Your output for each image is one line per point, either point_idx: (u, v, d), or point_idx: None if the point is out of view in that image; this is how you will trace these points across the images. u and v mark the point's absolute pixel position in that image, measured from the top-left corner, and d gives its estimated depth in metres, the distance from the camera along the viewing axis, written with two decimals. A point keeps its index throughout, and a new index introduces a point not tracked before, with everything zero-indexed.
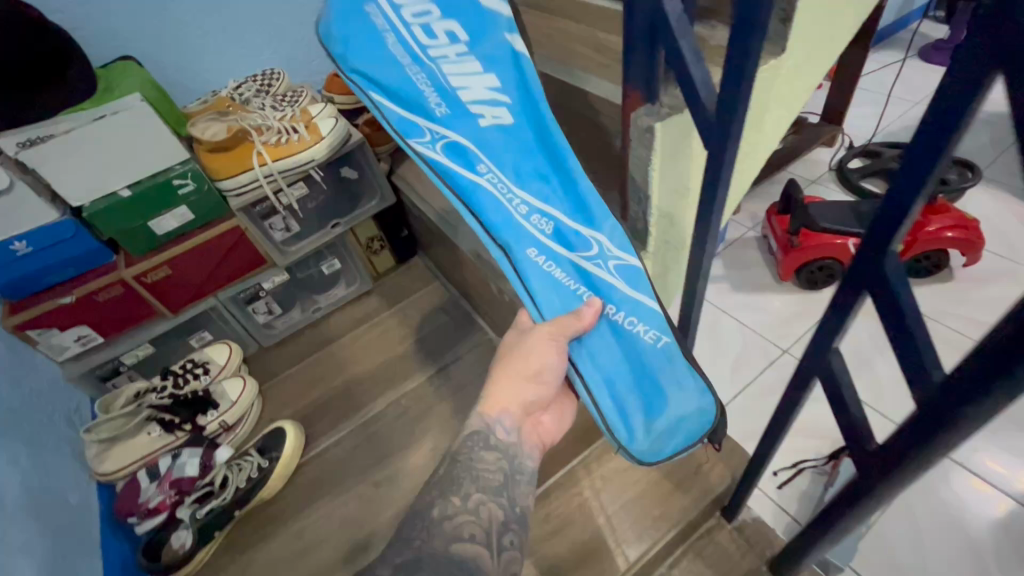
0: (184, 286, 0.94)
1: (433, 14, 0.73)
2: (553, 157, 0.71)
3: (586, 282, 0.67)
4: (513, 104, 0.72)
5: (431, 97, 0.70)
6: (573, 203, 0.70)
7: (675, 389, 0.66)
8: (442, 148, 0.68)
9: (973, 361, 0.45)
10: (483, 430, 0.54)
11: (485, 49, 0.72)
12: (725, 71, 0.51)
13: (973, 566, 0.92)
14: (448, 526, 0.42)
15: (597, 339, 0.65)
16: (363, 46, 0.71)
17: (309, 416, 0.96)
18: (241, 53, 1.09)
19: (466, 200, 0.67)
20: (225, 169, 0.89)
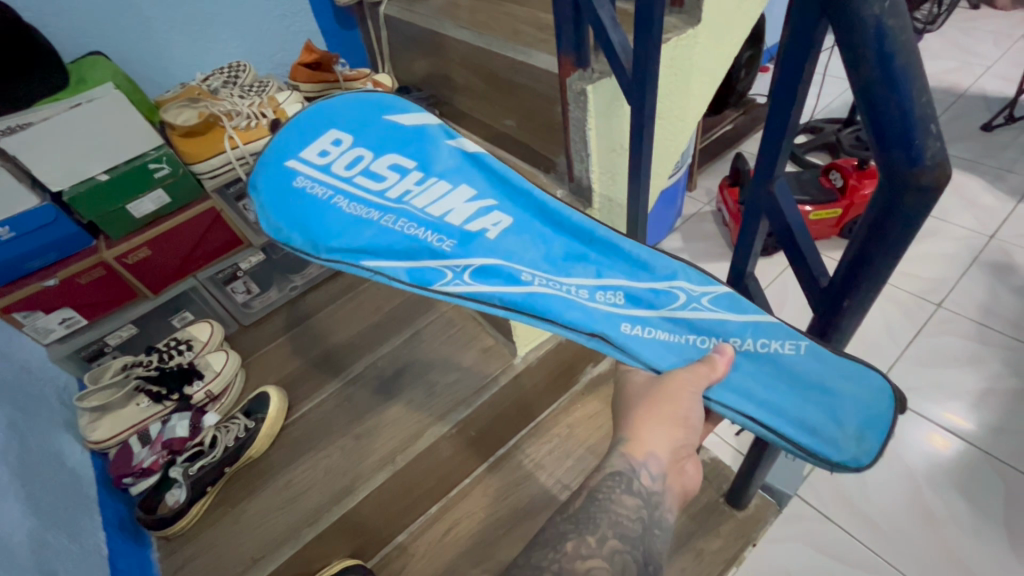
0: (164, 267, 0.99)
1: (367, 157, 0.71)
2: (575, 236, 0.72)
3: (688, 329, 0.65)
4: (499, 205, 0.72)
5: (429, 236, 0.66)
6: (629, 265, 0.69)
7: (845, 383, 0.62)
8: (472, 275, 0.65)
9: (846, 259, 0.54)
10: (627, 471, 0.62)
11: (438, 166, 0.73)
12: (636, 33, 0.60)
13: (912, 492, 1.20)
14: (581, 564, 0.55)
15: (742, 377, 0.63)
16: (328, 224, 0.66)
17: (290, 383, 1.02)
18: (205, 46, 1.14)
19: (539, 314, 0.63)
20: (197, 152, 0.94)
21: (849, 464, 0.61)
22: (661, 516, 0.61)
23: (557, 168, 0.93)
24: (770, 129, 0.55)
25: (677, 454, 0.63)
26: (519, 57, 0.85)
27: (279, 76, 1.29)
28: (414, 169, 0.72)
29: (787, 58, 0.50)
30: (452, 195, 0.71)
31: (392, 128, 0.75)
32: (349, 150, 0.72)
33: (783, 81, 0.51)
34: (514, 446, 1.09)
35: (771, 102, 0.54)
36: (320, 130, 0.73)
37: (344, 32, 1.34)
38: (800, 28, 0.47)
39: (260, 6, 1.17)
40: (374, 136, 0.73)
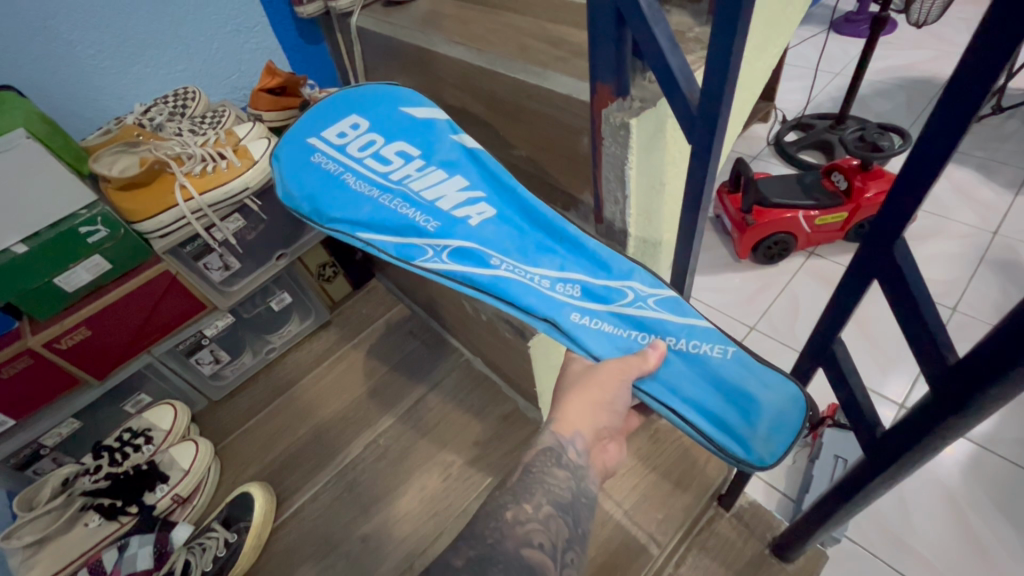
0: (109, 347, 0.81)
1: (378, 141, 0.77)
2: (551, 232, 0.69)
3: (633, 325, 0.63)
4: (490, 198, 0.71)
5: (416, 215, 0.69)
6: (591, 263, 0.67)
7: (763, 389, 0.60)
8: (449, 255, 0.66)
9: (985, 345, 0.44)
10: (556, 446, 0.54)
11: (440, 155, 0.74)
12: (710, 62, 0.48)
13: (952, 511, 1.06)
14: (519, 531, 0.46)
15: (670, 372, 0.61)
16: (332, 196, 0.72)
17: (275, 472, 0.86)
18: (145, 72, 0.96)
19: (500, 294, 0.63)
20: (142, 208, 0.76)
21: (754, 465, 0.58)
22: (590, 485, 0.53)
23: (581, 206, 0.81)
24: (904, 178, 0.44)
25: (601, 435, 0.57)
26: (533, 79, 0.71)
27: (237, 101, 1.11)
28: (419, 155, 0.74)
29: (947, 96, 0.38)
30: (447, 183, 0.72)
31: (407, 120, 0.78)
32: (365, 134, 0.78)
33: (936, 122, 0.40)
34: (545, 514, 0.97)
35: (914, 148, 0.42)
36: (342, 115, 0.81)
37: (310, 47, 1.17)
38: (982, 62, 0.36)
39: (208, 21, 0.99)
40: (388, 124, 0.78)
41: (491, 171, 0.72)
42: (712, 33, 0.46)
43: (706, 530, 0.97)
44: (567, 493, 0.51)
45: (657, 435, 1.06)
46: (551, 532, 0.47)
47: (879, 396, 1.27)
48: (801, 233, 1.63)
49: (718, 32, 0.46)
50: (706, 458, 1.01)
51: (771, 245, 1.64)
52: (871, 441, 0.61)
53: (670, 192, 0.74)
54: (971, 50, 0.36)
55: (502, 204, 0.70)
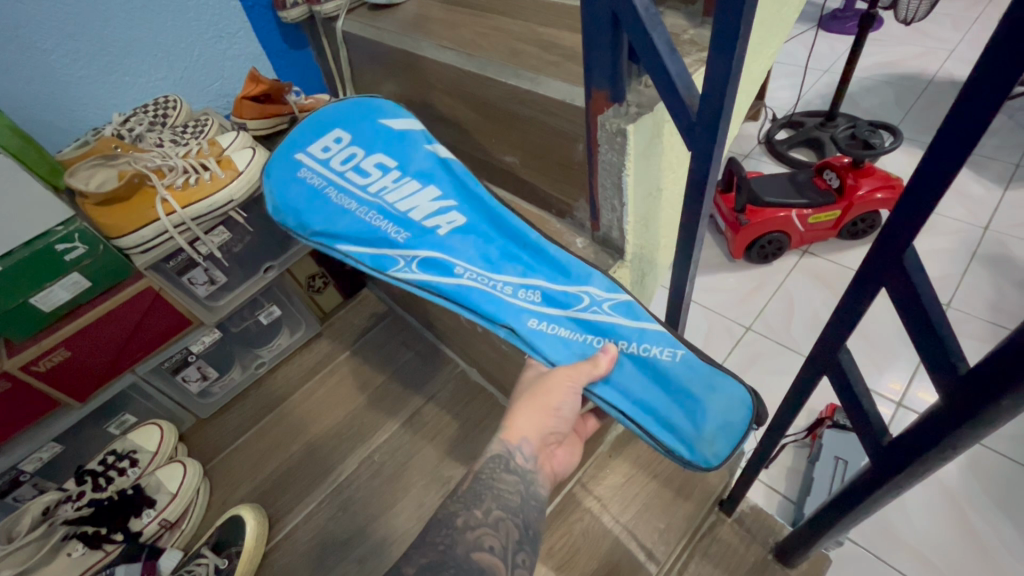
0: (90, 369, 0.78)
1: (358, 154, 0.75)
2: (512, 237, 0.69)
3: (588, 329, 0.62)
4: (460, 206, 0.70)
5: (389, 227, 0.68)
6: (551, 269, 0.67)
7: (711, 392, 0.59)
8: (419, 265, 0.65)
9: (995, 356, 0.43)
10: (504, 453, 0.51)
11: (415, 166, 0.73)
12: (710, 67, 0.46)
13: (954, 511, 1.05)
14: (470, 536, 0.44)
15: (623, 375, 0.60)
16: (312, 209, 0.70)
17: (266, 493, 0.83)
18: (123, 81, 0.93)
19: (465, 304, 0.62)
20: (121, 223, 0.73)
21: (701, 467, 0.57)
22: (539, 489, 0.51)
23: (575, 213, 0.79)
24: (920, 181, 0.43)
25: (547, 441, 0.54)
26: (525, 84, 0.69)
27: (219, 109, 1.08)
28: (395, 167, 0.73)
29: (966, 98, 0.37)
30: (420, 193, 0.71)
31: (384, 132, 0.77)
32: (346, 147, 0.76)
33: (953, 124, 0.38)
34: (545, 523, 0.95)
35: (929, 152, 0.41)
36: (324, 129, 0.78)
37: (294, 52, 1.14)
38: (1003, 63, 0.34)
39: (188, 28, 0.96)
40: (367, 135, 0.76)
41: (463, 180, 0.72)
42: (713, 38, 0.44)
43: (708, 536, 0.95)
44: (516, 495, 0.49)
45: None
46: (504, 534, 0.46)
47: (881, 397, 1.25)
48: (794, 232, 1.63)
49: (718, 35, 0.44)
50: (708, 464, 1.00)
51: (765, 244, 1.64)
52: (877, 450, 0.59)
53: (667, 198, 0.74)
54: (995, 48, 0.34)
55: (470, 211, 0.70)
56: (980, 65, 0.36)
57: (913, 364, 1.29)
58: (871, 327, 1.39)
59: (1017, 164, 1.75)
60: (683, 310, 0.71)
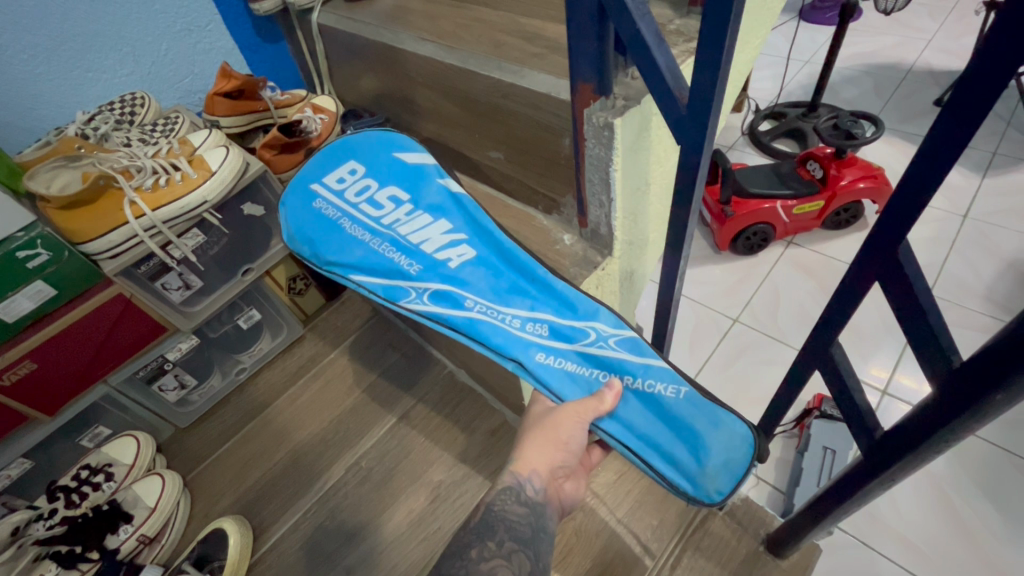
0: (60, 380, 0.74)
1: (373, 185, 0.72)
2: (522, 272, 0.66)
3: (594, 363, 0.62)
4: (472, 239, 0.68)
5: (401, 258, 0.66)
6: (559, 300, 0.64)
7: (712, 428, 0.59)
8: (428, 297, 0.63)
9: (989, 350, 0.42)
10: (515, 485, 0.53)
11: (428, 198, 0.70)
12: (700, 60, 0.44)
13: (943, 500, 1.07)
14: (484, 568, 0.44)
15: (629, 410, 0.60)
16: (327, 239, 0.69)
17: (250, 504, 0.81)
18: (87, 78, 0.89)
19: (474, 339, 0.61)
20: (88, 227, 0.70)
21: (704, 501, 0.58)
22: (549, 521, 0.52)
23: (563, 209, 0.77)
24: (912, 176, 0.41)
25: (557, 473, 0.56)
26: (509, 78, 0.67)
27: (191, 106, 1.04)
28: (409, 199, 0.70)
29: (960, 89, 0.36)
30: (433, 227, 0.68)
31: (397, 162, 0.73)
32: (361, 178, 0.73)
33: (951, 113, 0.37)
34: None
35: (924, 142, 0.39)
36: (339, 158, 0.76)
37: (268, 45, 1.10)
38: (996, 56, 0.33)
39: (154, 21, 0.92)
40: (382, 166, 0.73)
41: (477, 215, 0.69)
42: (700, 30, 0.43)
43: (700, 530, 0.94)
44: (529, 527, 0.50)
45: None
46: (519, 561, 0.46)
47: (869, 386, 1.26)
48: (779, 223, 1.64)
49: (708, 26, 0.42)
50: None
51: (750, 236, 1.64)
52: (870, 444, 0.59)
53: (655, 193, 0.72)
54: (989, 39, 0.33)
55: (481, 245, 0.67)
56: (978, 51, 0.34)
57: (896, 350, 1.32)
58: (856, 316, 1.40)
59: (992, 152, 1.77)
60: (672, 307, 0.71)
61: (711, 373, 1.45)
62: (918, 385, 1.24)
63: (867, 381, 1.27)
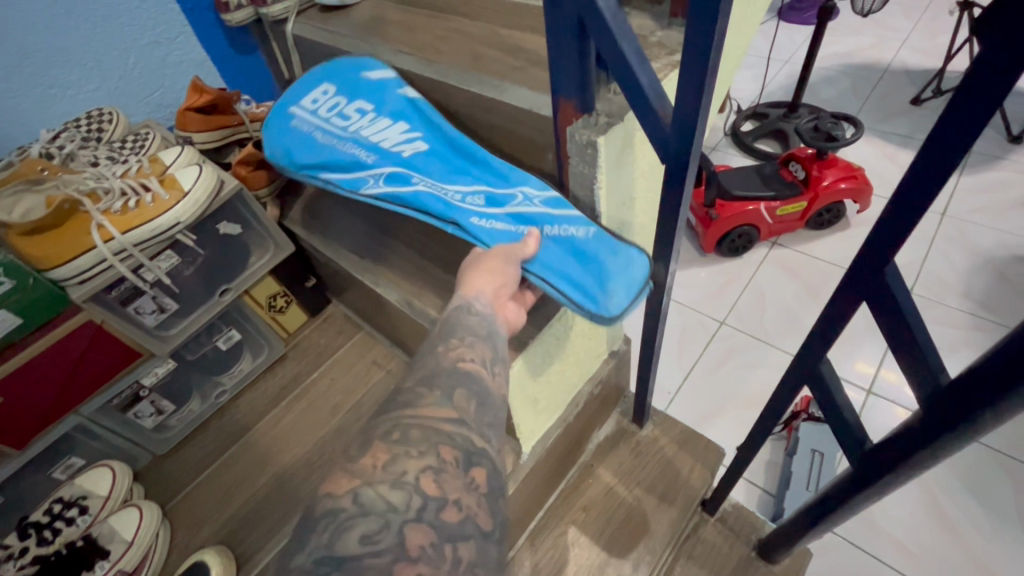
0: (28, 413, 0.71)
1: (341, 102, 0.77)
2: (465, 156, 0.67)
3: (519, 221, 0.61)
4: (426, 136, 0.70)
5: (362, 152, 0.69)
6: (492, 173, 0.65)
7: (612, 256, 0.60)
8: (381, 180, 0.65)
9: (981, 369, 0.42)
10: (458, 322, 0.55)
11: (390, 106, 0.74)
12: (683, 78, 0.43)
13: (927, 499, 1.15)
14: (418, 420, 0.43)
15: (546, 252, 0.60)
16: (301, 147, 0.74)
17: (232, 533, 0.78)
18: (50, 94, 0.85)
19: (419, 209, 0.62)
20: (53, 253, 0.67)
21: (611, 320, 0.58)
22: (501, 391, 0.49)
23: None
24: (900, 200, 0.41)
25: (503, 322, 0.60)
26: (490, 92, 0.65)
27: (162, 120, 1.01)
28: (374, 109, 0.74)
29: (948, 116, 0.35)
30: (392, 129, 0.71)
31: (363, 79, 0.77)
32: (332, 97, 0.78)
33: (938, 139, 0.36)
34: (538, 533, 0.92)
35: (913, 164, 0.39)
36: (313, 83, 0.81)
37: (242, 57, 1.07)
38: (985, 83, 0.33)
39: (121, 34, 0.89)
40: (350, 83, 0.78)
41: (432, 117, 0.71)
42: (683, 51, 0.42)
43: (692, 538, 1.03)
44: (483, 328, 0.53)
45: (638, 447, 1.00)
46: (480, 351, 0.51)
47: (851, 385, 1.27)
48: (763, 225, 1.64)
49: (690, 46, 0.42)
50: (689, 468, 0.96)
51: (735, 238, 1.65)
52: (860, 457, 0.59)
53: (641, 206, 0.71)
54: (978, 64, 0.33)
55: (433, 139, 0.70)
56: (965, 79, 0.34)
57: (880, 350, 1.33)
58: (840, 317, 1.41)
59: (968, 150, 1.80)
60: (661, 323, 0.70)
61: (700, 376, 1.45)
62: (901, 383, 1.26)
63: (849, 381, 1.28)
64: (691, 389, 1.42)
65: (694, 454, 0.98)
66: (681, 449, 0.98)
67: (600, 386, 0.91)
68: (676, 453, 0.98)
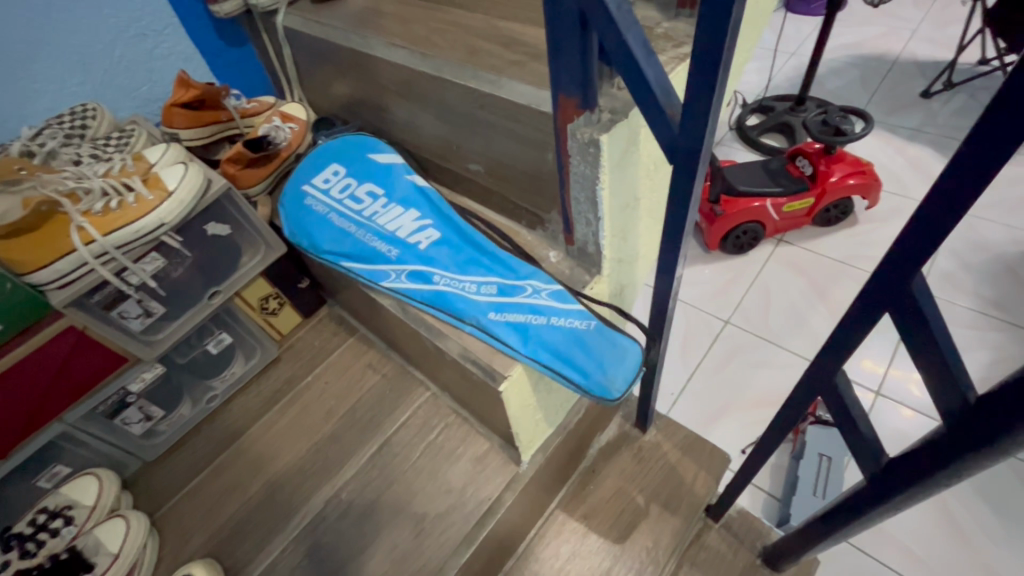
0: (9, 422, 0.68)
1: (352, 184, 0.81)
2: (477, 248, 0.72)
3: (526, 309, 0.64)
4: (439, 225, 0.74)
5: (382, 244, 0.74)
6: (503, 266, 0.69)
7: (611, 348, 0.62)
8: (406, 276, 0.71)
9: (1016, 388, 0.39)
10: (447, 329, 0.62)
11: (400, 193, 0.78)
12: (693, 74, 0.40)
13: (935, 501, 1.13)
14: None
15: (550, 335, 0.62)
16: (320, 232, 0.78)
17: (222, 544, 0.76)
18: (31, 88, 0.82)
19: (440, 307, 0.67)
20: (32, 257, 0.64)
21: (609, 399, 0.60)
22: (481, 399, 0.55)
23: (548, 224, 0.73)
24: (931, 205, 0.37)
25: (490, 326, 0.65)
26: (486, 88, 0.62)
27: (150, 115, 0.97)
28: (384, 194, 0.78)
29: (990, 112, 0.32)
30: (405, 216, 0.76)
31: (371, 163, 0.82)
32: (342, 178, 0.82)
33: (976, 142, 0.33)
34: (538, 541, 0.90)
35: (946, 169, 0.35)
36: (322, 163, 0.84)
37: (233, 49, 1.04)
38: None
39: (105, 26, 0.86)
40: (359, 165, 0.82)
41: (443, 207, 0.76)
42: (693, 45, 0.39)
43: (696, 545, 1.01)
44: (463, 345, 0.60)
45: (641, 453, 0.97)
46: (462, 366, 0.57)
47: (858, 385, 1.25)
48: (769, 221, 1.61)
49: (701, 40, 0.38)
50: (693, 474, 0.93)
51: (740, 235, 1.61)
52: (876, 473, 0.56)
53: (646, 207, 0.68)
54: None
55: (447, 228, 0.74)
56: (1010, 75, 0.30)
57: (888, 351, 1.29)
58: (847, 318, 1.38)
59: None
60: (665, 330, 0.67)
61: (703, 377, 1.42)
62: (909, 381, 1.23)
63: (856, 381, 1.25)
64: (695, 390, 1.40)
65: (698, 460, 0.95)
66: (685, 454, 0.96)
67: None
68: (680, 458, 0.95)
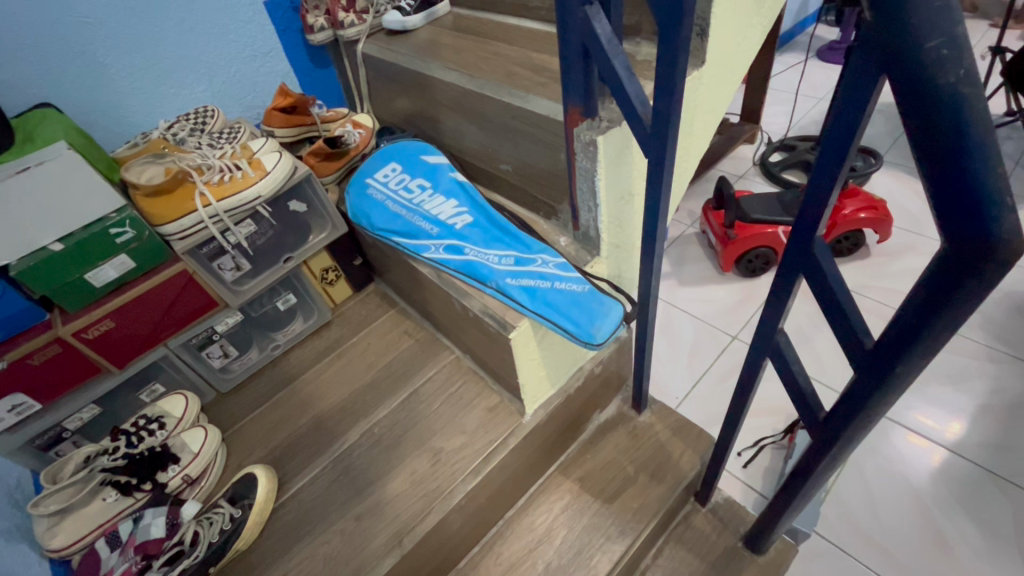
0: (130, 337, 0.89)
1: (407, 178, 1.00)
2: (502, 229, 0.89)
3: (536, 276, 0.80)
4: (472, 211, 0.92)
5: (426, 225, 0.91)
6: (522, 243, 0.86)
7: (600, 306, 0.77)
8: (442, 249, 0.88)
9: (890, 332, 0.51)
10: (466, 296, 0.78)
11: (443, 186, 0.97)
12: (657, 89, 0.56)
13: (919, 509, 1.19)
14: None
15: (551, 294, 0.77)
16: (377, 214, 0.97)
17: (278, 458, 0.93)
18: (169, 92, 1.06)
19: (468, 273, 0.84)
20: (166, 212, 0.85)
21: (594, 345, 0.74)
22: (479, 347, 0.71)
23: (560, 215, 0.90)
24: (819, 186, 0.52)
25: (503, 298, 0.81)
26: (516, 102, 0.80)
27: (251, 119, 1.21)
28: (432, 187, 0.97)
29: (837, 118, 0.46)
30: (446, 204, 0.94)
31: (423, 162, 1.01)
32: (399, 173, 1.01)
33: (833, 136, 0.47)
34: (537, 497, 1.02)
35: (818, 159, 0.50)
36: (384, 161, 1.04)
37: (319, 70, 1.27)
38: (854, 98, 0.44)
39: (228, 48, 1.10)
40: (414, 163, 1.01)
41: (476, 197, 0.94)
42: (657, 69, 0.54)
43: (683, 524, 1.11)
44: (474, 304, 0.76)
45: (635, 431, 1.09)
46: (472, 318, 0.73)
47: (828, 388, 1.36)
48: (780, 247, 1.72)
49: (661, 65, 0.54)
50: (681, 452, 1.04)
51: (752, 259, 1.73)
52: (814, 424, 0.67)
53: (640, 203, 0.84)
54: (852, 79, 0.43)
55: (478, 213, 0.91)
56: (843, 96, 0.45)
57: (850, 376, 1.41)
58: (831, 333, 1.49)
59: None
60: (650, 305, 0.81)
61: (706, 384, 1.52)
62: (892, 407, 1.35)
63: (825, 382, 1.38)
64: (697, 395, 1.50)
65: (686, 439, 1.06)
66: (676, 435, 1.07)
67: (602, 367, 1.02)
68: (671, 438, 1.06)
